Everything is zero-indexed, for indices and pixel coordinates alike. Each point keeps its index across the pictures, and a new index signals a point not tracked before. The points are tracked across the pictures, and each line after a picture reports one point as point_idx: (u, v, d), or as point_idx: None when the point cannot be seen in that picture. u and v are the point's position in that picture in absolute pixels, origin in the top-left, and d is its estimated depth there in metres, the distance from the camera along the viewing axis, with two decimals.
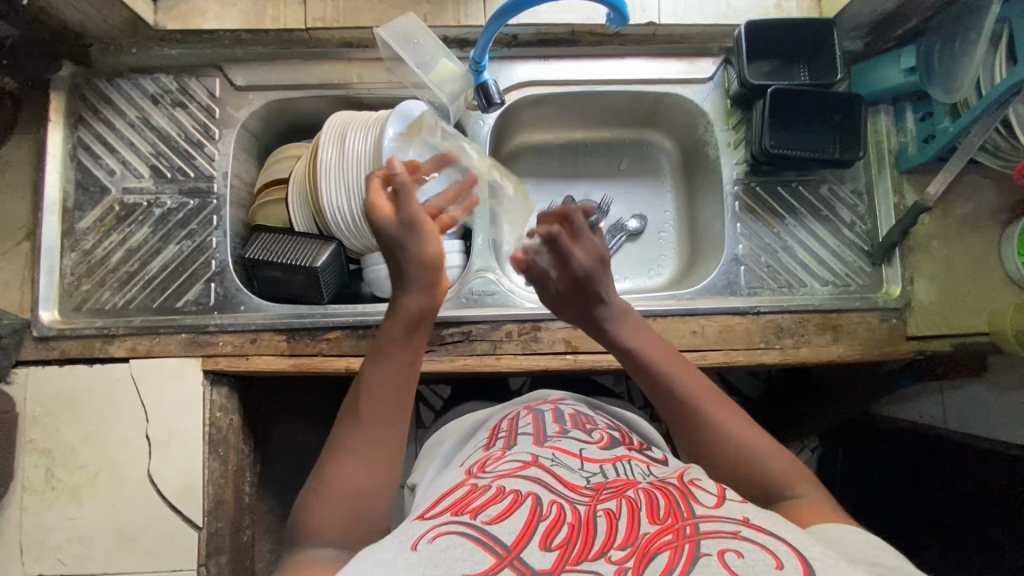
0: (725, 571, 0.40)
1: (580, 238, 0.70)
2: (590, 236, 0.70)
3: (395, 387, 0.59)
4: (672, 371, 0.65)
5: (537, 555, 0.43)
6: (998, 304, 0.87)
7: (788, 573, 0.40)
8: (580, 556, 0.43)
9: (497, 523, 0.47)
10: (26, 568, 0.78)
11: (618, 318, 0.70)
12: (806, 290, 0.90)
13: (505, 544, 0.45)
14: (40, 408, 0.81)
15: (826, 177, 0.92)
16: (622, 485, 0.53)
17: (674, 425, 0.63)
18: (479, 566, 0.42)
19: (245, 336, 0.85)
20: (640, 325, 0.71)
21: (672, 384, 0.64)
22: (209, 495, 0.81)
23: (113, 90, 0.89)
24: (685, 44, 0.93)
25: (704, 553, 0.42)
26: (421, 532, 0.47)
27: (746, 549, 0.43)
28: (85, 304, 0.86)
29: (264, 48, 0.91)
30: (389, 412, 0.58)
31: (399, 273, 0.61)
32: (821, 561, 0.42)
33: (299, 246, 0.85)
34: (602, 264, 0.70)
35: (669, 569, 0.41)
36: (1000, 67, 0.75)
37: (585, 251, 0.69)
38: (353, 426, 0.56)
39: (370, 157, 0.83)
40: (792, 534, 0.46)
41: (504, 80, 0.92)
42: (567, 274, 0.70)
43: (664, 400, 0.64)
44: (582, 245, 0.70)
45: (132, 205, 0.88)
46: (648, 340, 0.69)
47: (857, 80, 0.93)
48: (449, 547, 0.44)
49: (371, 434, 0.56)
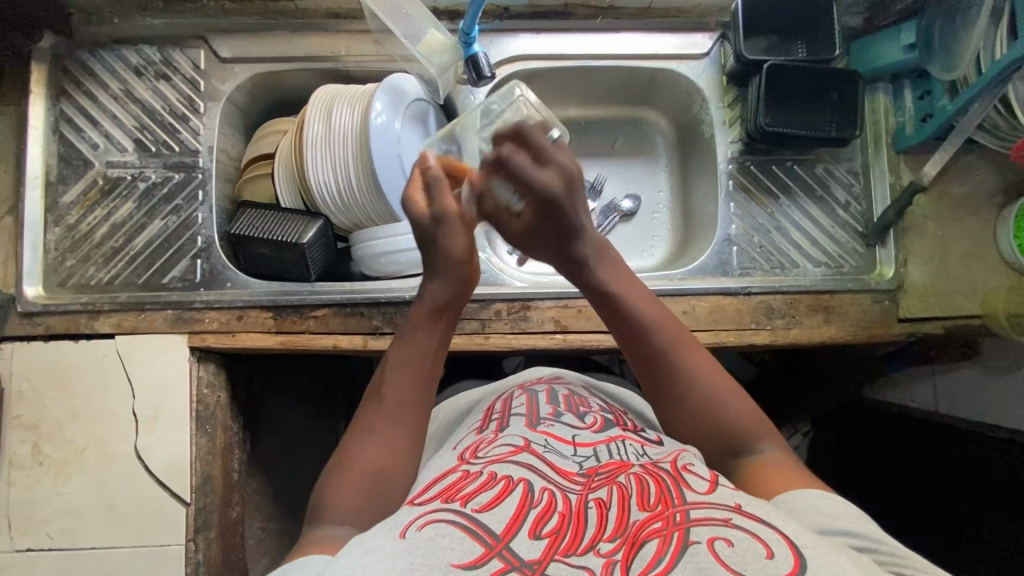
0: (715, 560, 0.40)
1: (543, 157, 0.63)
2: (555, 152, 0.63)
3: (417, 365, 0.63)
4: (653, 322, 0.63)
5: (526, 545, 0.43)
6: (992, 286, 0.85)
7: (778, 563, 0.40)
8: (569, 548, 0.43)
9: (486, 511, 0.47)
10: (14, 542, 0.78)
11: (598, 256, 0.66)
12: (799, 271, 0.89)
13: (494, 533, 0.44)
14: (26, 384, 0.80)
15: (822, 156, 0.91)
16: (614, 470, 0.53)
17: (639, 375, 0.63)
18: (468, 555, 0.42)
19: (232, 313, 0.84)
20: (620, 266, 0.67)
21: (630, 321, 0.64)
22: (197, 472, 0.80)
23: (95, 61, 0.88)
24: (681, 18, 0.91)
25: (693, 541, 0.42)
26: (412, 518, 0.47)
27: (736, 537, 0.43)
28: (71, 281, 0.85)
29: (249, 19, 0.89)
30: (412, 394, 0.61)
31: (430, 261, 0.66)
32: (811, 548, 0.42)
33: (286, 221, 0.84)
34: (573, 186, 0.63)
35: (656, 559, 0.41)
36: (1000, 43, 0.73)
37: (554, 170, 0.63)
38: (375, 407, 0.60)
39: (355, 134, 0.82)
40: (784, 522, 0.45)
41: (496, 53, 0.90)
42: (533, 195, 0.64)
43: (642, 360, 0.63)
44: (548, 164, 0.63)
45: (116, 179, 0.87)
46: (615, 274, 0.66)
47: (854, 58, 0.91)
48: (438, 535, 0.44)
49: (400, 412, 0.60)
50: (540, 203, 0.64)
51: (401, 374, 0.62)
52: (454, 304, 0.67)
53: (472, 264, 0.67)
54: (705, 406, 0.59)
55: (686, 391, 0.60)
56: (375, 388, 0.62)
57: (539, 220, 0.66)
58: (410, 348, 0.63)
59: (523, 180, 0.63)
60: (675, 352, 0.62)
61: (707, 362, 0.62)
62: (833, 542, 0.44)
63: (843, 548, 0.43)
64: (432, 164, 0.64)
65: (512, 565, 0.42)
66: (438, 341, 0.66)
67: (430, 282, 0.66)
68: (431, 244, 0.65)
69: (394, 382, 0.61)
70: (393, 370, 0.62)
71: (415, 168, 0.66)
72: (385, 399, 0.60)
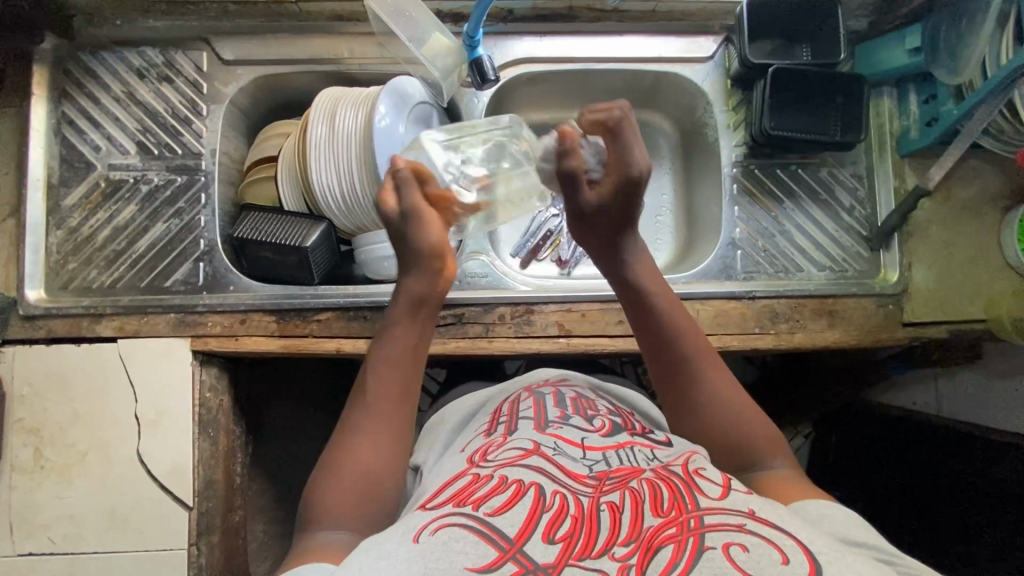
0: (733, 569, 0.41)
1: (636, 140, 0.62)
2: (641, 142, 0.62)
3: (399, 362, 0.60)
4: (674, 320, 0.63)
5: (540, 549, 0.44)
6: (997, 290, 0.85)
7: (794, 569, 0.40)
8: (584, 551, 0.43)
9: (499, 515, 0.47)
10: (16, 547, 0.77)
11: (638, 253, 0.67)
12: (803, 275, 0.89)
13: (507, 537, 0.44)
14: (27, 387, 0.80)
15: (826, 160, 0.91)
16: (626, 475, 0.52)
17: (653, 370, 0.64)
18: (481, 559, 0.43)
19: (235, 317, 0.84)
20: (652, 268, 0.67)
21: (655, 315, 0.64)
22: (200, 476, 0.80)
23: (97, 63, 0.87)
24: (686, 20, 0.91)
25: (709, 546, 0.43)
26: (425, 522, 0.47)
27: (751, 543, 0.43)
28: (72, 284, 0.85)
29: (253, 21, 0.88)
30: (396, 391, 0.59)
31: (403, 257, 0.61)
32: (828, 555, 0.42)
33: (289, 225, 0.84)
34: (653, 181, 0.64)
35: (672, 565, 0.42)
36: (1008, 47, 0.72)
37: (641, 154, 0.62)
38: (359, 406, 0.59)
39: (359, 137, 0.81)
40: (798, 528, 0.45)
41: (500, 56, 0.90)
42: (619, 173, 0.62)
43: (657, 357, 0.63)
44: (637, 148, 0.62)
45: (118, 182, 0.86)
46: (649, 275, 0.66)
47: (859, 63, 0.91)
48: (452, 540, 0.44)
49: (381, 415, 0.58)
50: (626, 182, 0.62)
51: (382, 373, 0.60)
52: (431, 302, 0.62)
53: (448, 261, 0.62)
54: (713, 414, 0.60)
55: (693, 396, 0.61)
56: (355, 392, 0.60)
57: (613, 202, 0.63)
58: (390, 347, 0.61)
59: (618, 154, 0.62)
60: (693, 359, 0.62)
61: (724, 374, 0.62)
62: (844, 547, 0.44)
63: (854, 553, 0.43)
64: (402, 166, 0.59)
65: (528, 569, 0.42)
66: (422, 337, 0.62)
67: (406, 277, 0.61)
68: (402, 241, 0.60)
69: (373, 383, 0.59)
70: (374, 369, 0.60)
71: (386, 173, 0.60)
72: (368, 398, 0.59)
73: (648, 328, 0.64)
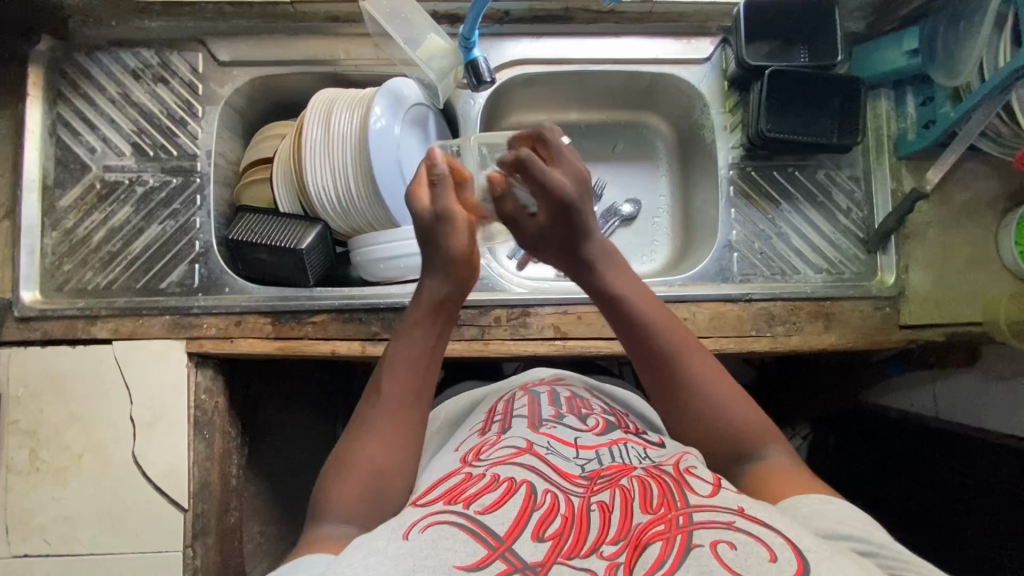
0: (718, 565, 0.40)
1: (558, 159, 0.65)
2: (568, 156, 0.66)
3: (414, 363, 0.62)
4: (657, 324, 0.63)
5: (529, 547, 0.43)
6: (994, 294, 0.85)
7: (781, 567, 0.40)
8: (572, 551, 0.43)
9: (490, 512, 0.47)
10: (12, 548, 0.78)
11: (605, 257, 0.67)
12: (800, 278, 0.88)
13: (497, 535, 0.44)
14: (23, 389, 0.80)
15: (824, 162, 0.91)
16: (617, 472, 0.53)
17: (645, 375, 0.63)
18: (470, 557, 0.42)
19: (230, 318, 0.83)
20: (627, 271, 0.67)
21: (635, 322, 0.64)
22: (195, 478, 0.80)
23: (92, 64, 0.87)
24: (683, 22, 0.91)
25: (696, 544, 0.42)
26: (415, 519, 0.47)
27: (739, 540, 0.42)
28: (67, 285, 0.85)
29: (248, 22, 0.88)
30: (411, 390, 0.60)
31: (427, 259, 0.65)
32: (815, 553, 0.41)
33: (285, 227, 0.84)
34: (585, 189, 0.65)
35: (659, 562, 0.41)
36: (1005, 50, 0.73)
37: (564, 171, 0.65)
38: (375, 405, 0.59)
39: (355, 138, 0.81)
40: (786, 525, 0.45)
41: (496, 58, 0.90)
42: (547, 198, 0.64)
43: (646, 361, 0.63)
44: (560, 165, 0.65)
45: (114, 183, 0.86)
46: (624, 278, 0.67)
47: (856, 64, 0.90)
48: (440, 538, 0.44)
49: (398, 413, 0.59)
50: (554, 205, 0.64)
51: (398, 372, 0.61)
52: (452, 303, 0.66)
53: (472, 262, 0.67)
54: (708, 409, 0.59)
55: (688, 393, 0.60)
56: (370, 392, 0.61)
57: (552, 222, 0.65)
58: (407, 346, 0.63)
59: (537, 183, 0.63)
60: (675, 358, 0.62)
61: (709, 361, 0.62)
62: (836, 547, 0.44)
63: (847, 553, 0.43)
64: (439, 162, 0.64)
65: (515, 568, 0.41)
66: (438, 339, 0.65)
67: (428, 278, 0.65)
68: (430, 241, 0.64)
69: (390, 381, 0.60)
70: (393, 368, 0.61)
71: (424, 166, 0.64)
72: (384, 396, 0.60)
73: (634, 335, 0.64)
